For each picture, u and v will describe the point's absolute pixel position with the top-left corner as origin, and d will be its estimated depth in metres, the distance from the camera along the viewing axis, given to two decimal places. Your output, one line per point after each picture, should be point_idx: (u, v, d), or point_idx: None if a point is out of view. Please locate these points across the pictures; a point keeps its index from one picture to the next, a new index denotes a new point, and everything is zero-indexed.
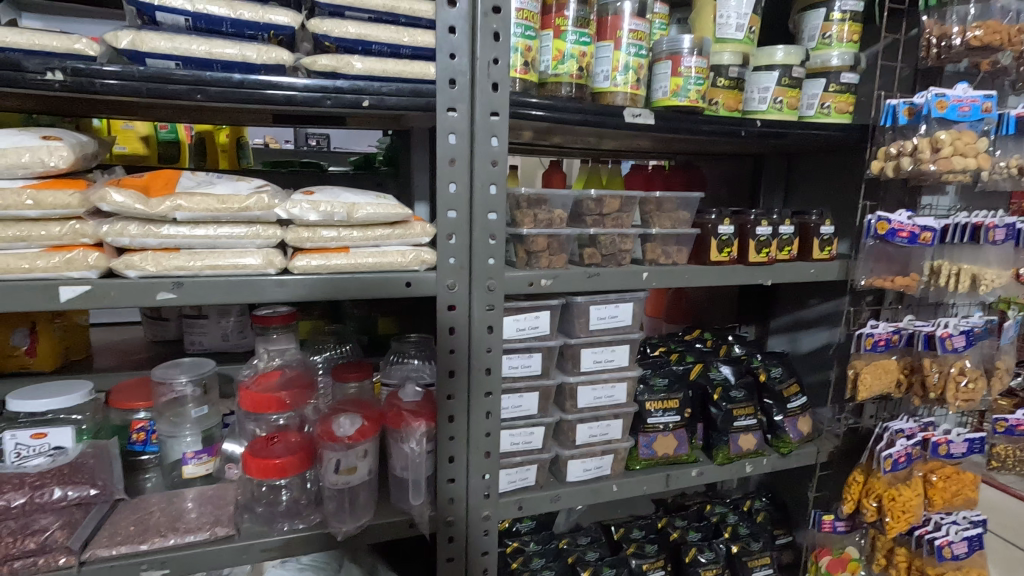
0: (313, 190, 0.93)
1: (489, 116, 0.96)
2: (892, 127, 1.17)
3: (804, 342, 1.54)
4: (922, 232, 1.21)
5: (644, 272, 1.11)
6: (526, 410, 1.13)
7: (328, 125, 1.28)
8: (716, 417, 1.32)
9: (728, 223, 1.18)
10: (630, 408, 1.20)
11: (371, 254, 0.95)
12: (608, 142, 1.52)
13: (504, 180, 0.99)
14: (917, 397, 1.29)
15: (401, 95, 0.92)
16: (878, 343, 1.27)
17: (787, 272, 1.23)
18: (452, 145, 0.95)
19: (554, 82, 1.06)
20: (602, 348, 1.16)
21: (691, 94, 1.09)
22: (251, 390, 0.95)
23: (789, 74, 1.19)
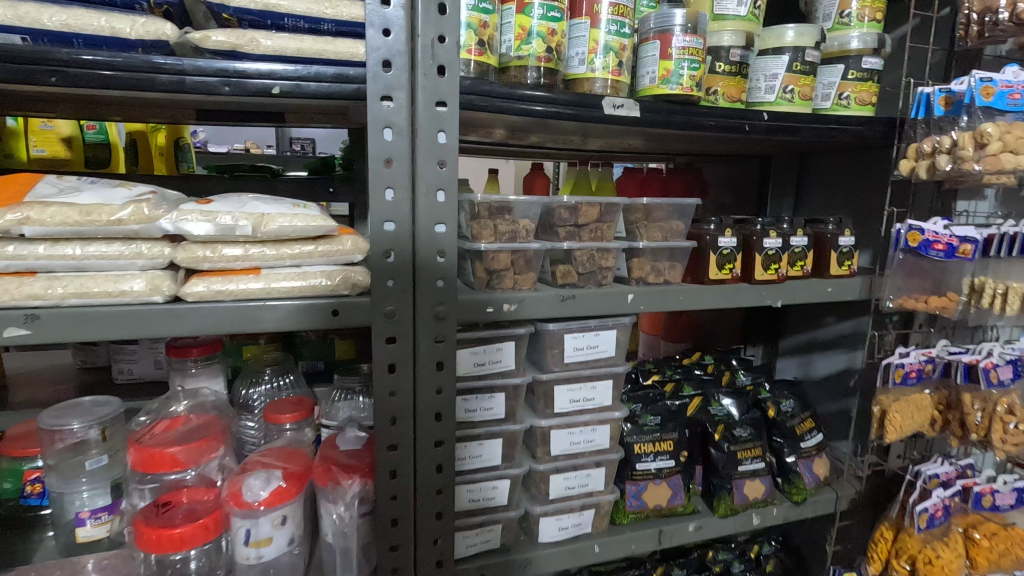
0: (210, 199, 0.75)
1: (435, 107, 0.79)
2: (926, 120, 1.00)
3: (818, 367, 1.36)
4: (962, 243, 1.01)
5: (629, 294, 0.93)
6: (487, 461, 0.94)
7: (266, 123, 1.11)
8: (718, 460, 1.13)
9: (730, 235, 1.00)
10: (615, 455, 1.02)
11: (286, 277, 0.77)
12: (595, 141, 1.34)
13: (454, 185, 0.82)
14: (954, 437, 1.10)
15: (319, 79, 0.74)
16: (909, 375, 1.09)
17: (801, 291, 1.04)
18: (387, 141, 0.77)
19: (517, 66, 0.87)
20: (579, 385, 0.97)
21: (684, 80, 0.91)
22: (143, 446, 0.77)
23: (801, 58, 1.00)
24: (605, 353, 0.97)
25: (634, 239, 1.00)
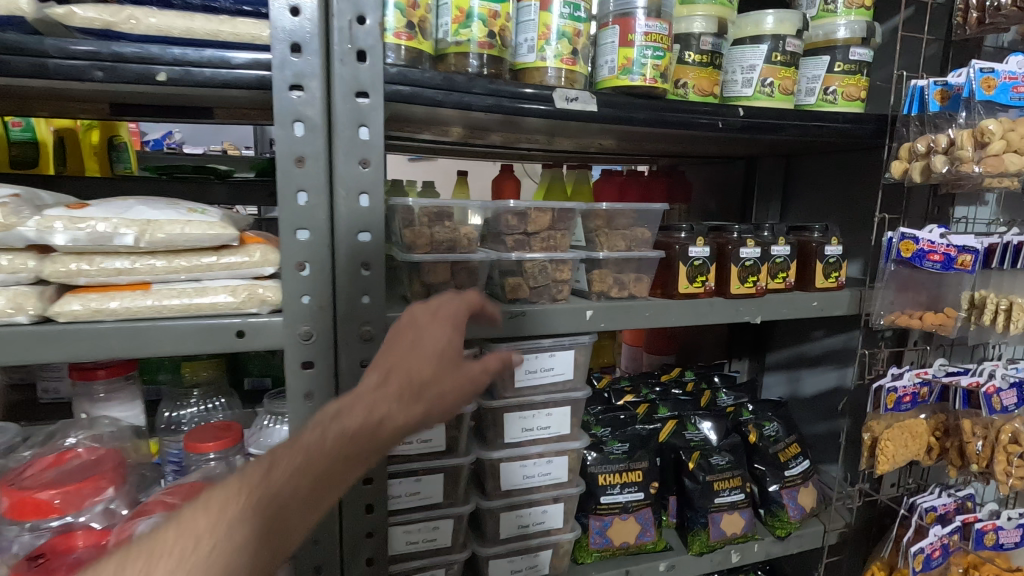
0: (87, 203, 0.64)
1: (355, 98, 0.69)
2: (919, 116, 0.90)
3: (807, 385, 1.26)
4: (960, 253, 0.91)
5: (588, 310, 0.82)
6: (427, 498, 0.84)
7: (194, 119, 1.01)
8: (692, 492, 1.03)
9: (702, 244, 0.90)
10: (575, 489, 0.91)
11: (179, 294, 0.66)
12: (564, 141, 1.24)
13: (380, 187, 0.71)
14: (953, 467, 1.00)
15: (213, 64, 0.64)
16: (903, 399, 0.98)
17: (782, 306, 0.94)
18: (298, 138, 0.67)
19: (456, 53, 0.77)
20: (533, 412, 0.87)
21: (647, 70, 0.81)
22: (14, 489, 0.67)
23: (782, 47, 0.90)
24: (559, 376, 0.86)
25: (594, 248, 0.90)
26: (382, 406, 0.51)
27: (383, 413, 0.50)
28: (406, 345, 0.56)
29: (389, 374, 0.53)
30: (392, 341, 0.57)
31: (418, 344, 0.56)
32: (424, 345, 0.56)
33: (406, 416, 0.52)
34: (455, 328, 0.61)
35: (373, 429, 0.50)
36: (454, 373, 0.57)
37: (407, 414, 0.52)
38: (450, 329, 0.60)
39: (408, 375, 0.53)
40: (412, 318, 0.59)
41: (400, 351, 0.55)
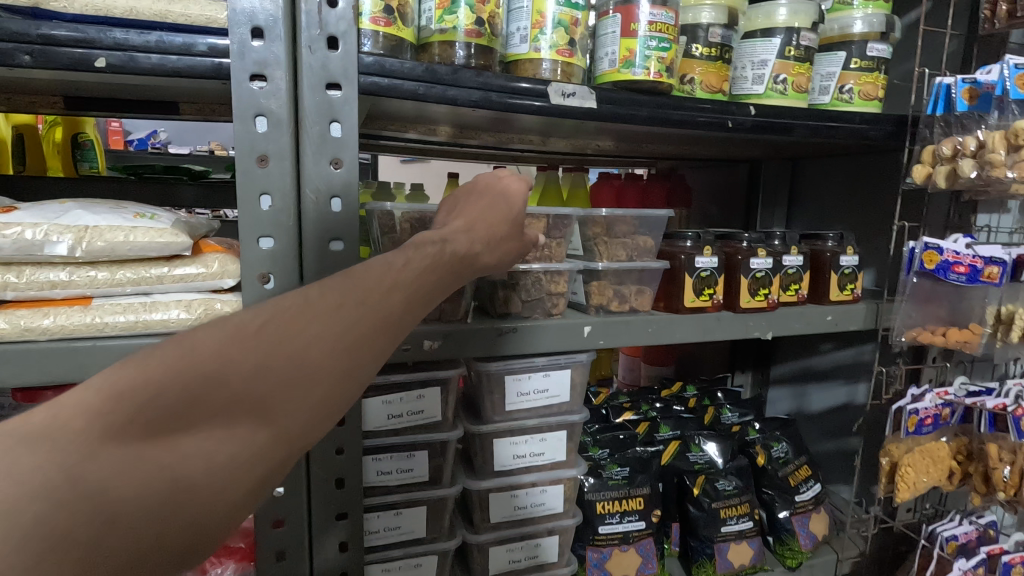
0: (16, 207, 0.56)
1: (325, 89, 0.61)
2: (944, 117, 0.83)
3: (815, 401, 1.19)
4: (987, 265, 0.84)
5: (586, 326, 0.75)
6: (408, 534, 0.76)
7: (158, 115, 0.93)
8: (697, 520, 0.96)
9: (709, 254, 0.83)
10: (571, 521, 0.84)
11: (124, 309, 0.58)
12: (559, 142, 1.17)
13: (354, 189, 0.64)
14: (977, 494, 0.92)
15: (160, 50, 0.56)
16: (925, 422, 0.91)
17: (794, 321, 0.87)
18: (261, 134, 0.60)
19: (441, 42, 0.70)
20: (525, 438, 0.79)
21: (651, 62, 0.73)
22: None
23: (795, 41, 0.83)
24: (553, 399, 0.79)
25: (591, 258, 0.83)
26: (473, 237, 0.52)
27: (475, 245, 0.51)
28: (482, 199, 0.57)
29: (473, 222, 0.54)
30: (462, 201, 0.58)
31: (494, 200, 0.58)
32: (504, 204, 0.58)
33: (489, 259, 0.54)
34: (526, 192, 0.62)
35: (469, 263, 0.50)
36: (518, 233, 0.58)
37: (492, 257, 0.54)
38: (523, 189, 0.61)
39: (491, 228, 0.54)
40: (473, 184, 0.60)
41: (476, 208, 0.56)
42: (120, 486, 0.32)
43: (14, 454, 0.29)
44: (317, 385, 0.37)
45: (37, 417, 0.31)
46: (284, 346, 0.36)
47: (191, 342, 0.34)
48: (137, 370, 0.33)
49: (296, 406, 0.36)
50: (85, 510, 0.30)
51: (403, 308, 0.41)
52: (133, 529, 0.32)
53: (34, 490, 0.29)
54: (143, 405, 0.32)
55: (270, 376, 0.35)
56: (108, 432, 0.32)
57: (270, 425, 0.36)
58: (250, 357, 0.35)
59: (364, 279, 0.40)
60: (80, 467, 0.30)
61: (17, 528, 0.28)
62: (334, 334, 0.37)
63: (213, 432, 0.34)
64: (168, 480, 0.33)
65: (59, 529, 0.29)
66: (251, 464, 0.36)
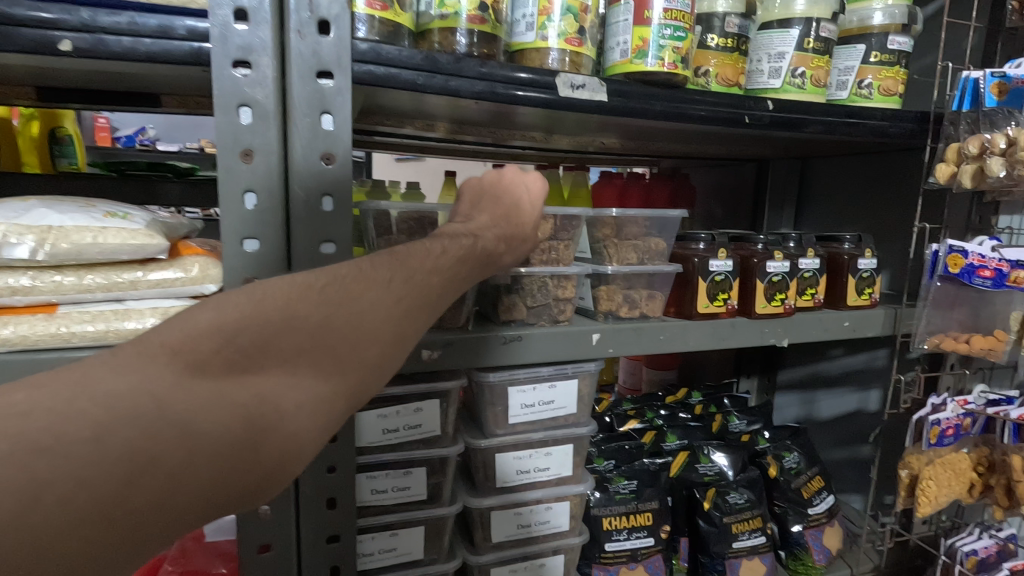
0: None
1: (316, 78, 0.56)
2: (971, 113, 0.79)
3: (824, 408, 1.16)
4: (1014, 269, 0.78)
5: (595, 334, 0.70)
6: (405, 555, 0.71)
7: (139, 107, 0.87)
8: (707, 535, 0.91)
9: (724, 257, 0.79)
10: (577, 538, 0.79)
11: (94, 317, 0.53)
12: (561, 138, 1.13)
13: (347, 187, 0.59)
14: (999, 508, 0.88)
15: (132, 32, 0.51)
16: (946, 433, 0.87)
17: (811, 327, 0.83)
18: (245, 126, 0.55)
19: (441, 28, 0.65)
20: (530, 452, 0.74)
21: (665, 52, 0.69)
22: None
23: (814, 32, 0.79)
24: (558, 411, 0.74)
25: (598, 260, 0.78)
26: (493, 230, 0.55)
27: (497, 240, 0.55)
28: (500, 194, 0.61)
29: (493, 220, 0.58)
30: (482, 193, 0.61)
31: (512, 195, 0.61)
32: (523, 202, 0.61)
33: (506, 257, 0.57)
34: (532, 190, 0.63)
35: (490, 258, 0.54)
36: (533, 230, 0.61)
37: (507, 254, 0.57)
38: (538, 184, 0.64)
39: (511, 225, 0.58)
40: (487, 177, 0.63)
41: (499, 205, 0.59)
42: (204, 413, 0.33)
43: (117, 378, 0.31)
44: (375, 340, 0.39)
45: (132, 350, 0.33)
46: (347, 302, 0.38)
47: (265, 291, 0.36)
48: (217, 310, 0.35)
49: (356, 356, 0.38)
50: (175, 431, 0.31)
51: (441, 288, 0.45)
52: (214, 457, 0.33)
53: (133, 407, 0.31)
54: (228, 341, 0.34)
55: (335, 327, 0.37)
56: (198, 363, 0.33)
57: (335, 372, 0.38)
58: (319, 306, 0.37)
59: (409, 257, 0.44)
60: (171, 393, 0.32)
61: (120, 440, 0.30)
62: (388, 299, 0.40)
63: (287, 374, 0.36)
64: (245, 412, 0.34)
65: (154, 448, 0.31)
66: (318, 409, 0.37)
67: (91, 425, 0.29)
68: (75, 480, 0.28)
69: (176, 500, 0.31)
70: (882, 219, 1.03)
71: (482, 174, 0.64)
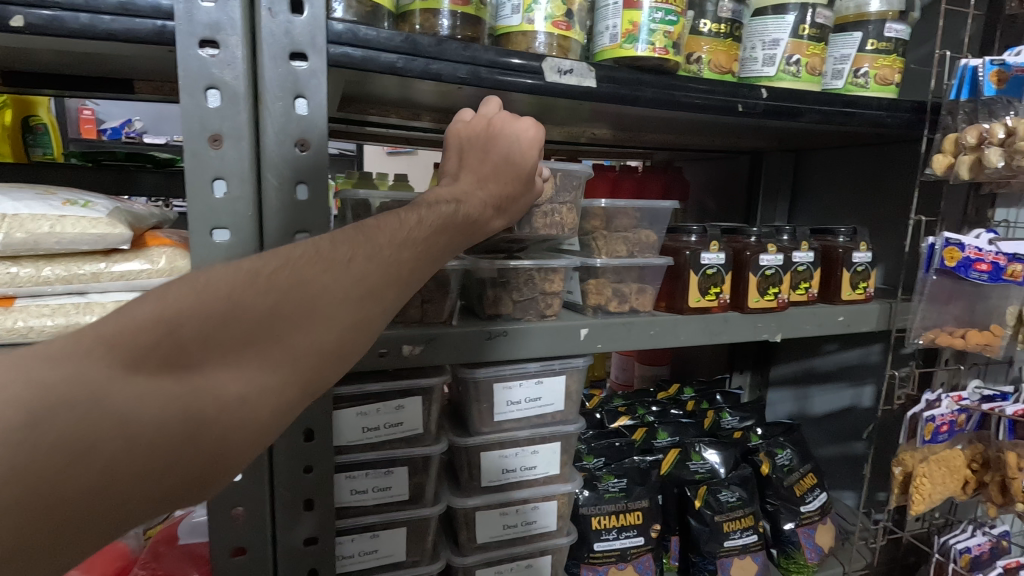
0: None
1: (288, 60, 0.53)
2: (969, 103, 0.77)
3: (817, 404, 1.14)
4: (1010, 262, 0.77)
5: (583, 329, 0.68)
6: (387, 557, 0.69)
7: (112, 93, 0.84)
8: (698, 534, 0.90)
9: (716, 249, 0.77)
10: (565, 538, 0.77)
11: (53, 311, 0.50)
12: (551, 129, 1.11)
13: (323, 175, 0.56)
14: (993, 505, 0.87)
15: (91, 9, 0.48)
16: (941, 430, 0.86)
17: (804, 322, 0.81)
18: (212, 110, 0.52)
19: (423, 10, 0.62)
20: (516, 451, 0.72)
21: (656, 37, 0.66)
22: None
23: (809, 18, 0.77)
24: (546, 408, 0.72)
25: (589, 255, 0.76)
26: (479, 196, 0.53)
27: (484, 206, 0.52)
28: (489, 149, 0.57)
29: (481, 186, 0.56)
30: (466, 144, 0.58)
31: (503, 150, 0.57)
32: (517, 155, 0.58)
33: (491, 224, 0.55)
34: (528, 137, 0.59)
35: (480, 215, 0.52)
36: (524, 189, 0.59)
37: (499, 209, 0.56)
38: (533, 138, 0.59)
39: (497, 184, 0.55)
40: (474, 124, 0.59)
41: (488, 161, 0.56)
42: (142, 406, 0.30)
43: (50, 366, 0.29)
44: (330, 325, 0.37)
45: (66, 339, 0.30)
46: (299, 289, 0.36)
47: (208, 280, 0.34)
48: (157, 300, 0.32)
49: (308, 345, 0.36)
50: (113, 423, 0.30)
51: (413, 263, 0.42)
52: (156, 450, 0.31)
53: (64, 398, 0.29)
54: (167, 333, 0.32)
55: (286, 315, 0.35)
56: (136, 356, 0.31)
57: (285, 361, 0.35)
58: (266, 297, 0.35)
59: (376, 232, 0.40)
60: (107, 384, 0.30)
61: (52, 431, 0.28)
62: (347, 281, 0.37)
63: (231, 365, 0.34)
64: (185, 404, 0.32)
65: (91, 437, 0.29)
66: (266, 401, 0.35)
67: (20, 413, 0.27)
68: (5, 471, 0.27)
69: (112, 498, 0.30)
70: (877, 211, 1.01)
71: (468, 121, 0.60)
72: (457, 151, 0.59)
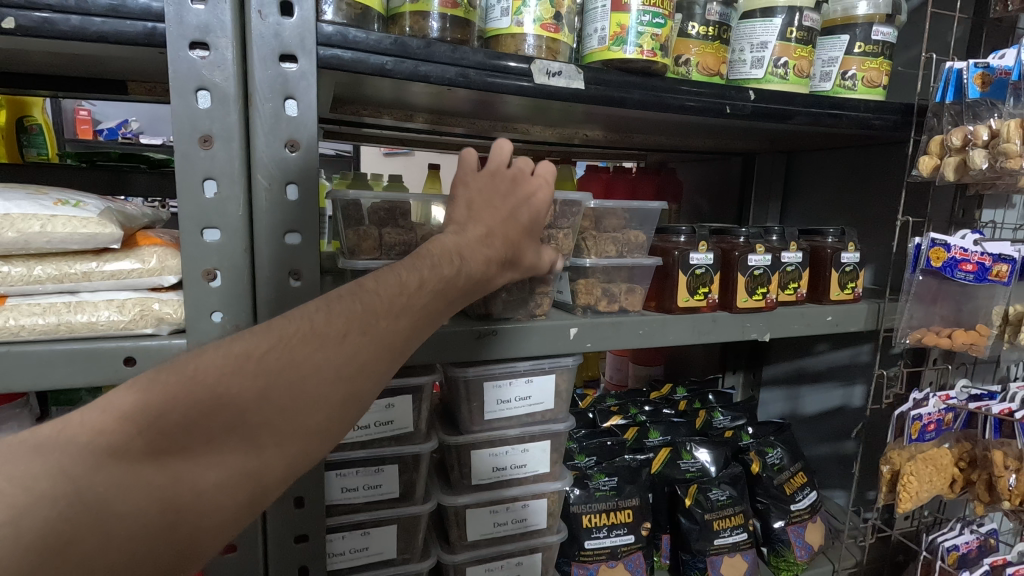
0: None
1: (278, 62, 0.54)
2: (954, 105, 0.78)
3: (808, 404, 1.15)
4: (995, 262, 0.79)
5: (572, 329, 0.69)
6: (378, 555, 0.70)
7: (105, 94, 0.85)
8: (688, 533, 0.90)
9: (705, 249, 0.78)
10: (555, 536, 0.78)
11: (44, 310, 0.51)
12: (543, 130, 1.11)
13: (313, 176, 0.57)
14: (980, 503, 0.88)
15: (81, 11, 0.49)
16: (928, 428, 0.86)
17: (793, 322, 0.82)
18: (203, 111, 0.53)
19: (413, 12, 0.63)
20: (506, 449, 0.73)
21: (644, 39, 0.67)
22: None
23: (797, 21, 0.78)
24: (536, 406, 0.73)
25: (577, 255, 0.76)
26: (482, 253, 0.53)
27: (487, 262, 0.53)
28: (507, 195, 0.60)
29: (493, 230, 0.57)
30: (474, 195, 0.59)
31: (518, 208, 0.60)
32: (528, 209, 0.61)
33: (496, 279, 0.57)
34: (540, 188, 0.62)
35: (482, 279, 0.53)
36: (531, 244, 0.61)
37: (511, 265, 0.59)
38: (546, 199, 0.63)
39: (505, 241, 0.56)
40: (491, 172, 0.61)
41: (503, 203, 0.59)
42: (122, 496, 0.33)
43: (35, 458, 0.31)
44: (317, 407, 0.39)
45: (51, 429, 0.33)
46: (289, 372, 0.38)
47: (197, 367, 0.36)
48: (143, 391, 0.35)
49: (293, 426, 0.38)
50: (94, 513, 0.32)
51: (408, 332, 0.44)
52: (136, 537, 0.33)
53: (49, 490, 0.31)
54: (155, 420, 0.34)
55: (273, 398, 0.37)
56: (120, 446, 0.33)
57: (270, 445, 0.38)
58: (255, 381, 0.37)
59: (374, 302, 0.42)
60: (89, 476, 0.32)
61: (35, 524, 0.30)
62: (338, 361, 0.39)
63: (215, 453, 0.36)
64: (166, 493, 0.34)
65: (71, 529, 0.31)
66: (249, 483, 0.38)
67: (7, 508, 0.29)
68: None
69: None
70: (866, 212, 1.02)
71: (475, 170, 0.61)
72: (469, 194, 0.59)
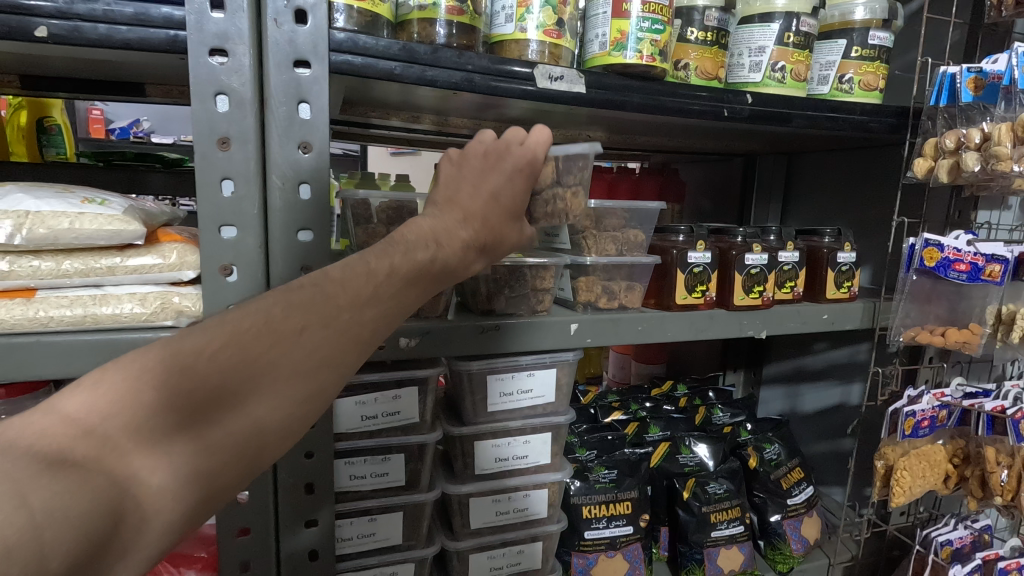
0: None
1: (292, 68, 0.57)
2: (947, 108, 0.80)
3: (807, 401, 1.17)
4: (988, 262, 0.82)
5: (573, 324, 0.71)
6: (384, 540, 0.73)
7: (124, 97, 0.88)
8: (686, 525, 0.92)
9: (702, 249, 0.80)
10: (555, 526, 0.80)
11: (71, 302, 0.54)
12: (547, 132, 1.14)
13: (324, 176, 0.59)
14: (973, 499, 0.90)
15: (108, 20, 0.52)
16: (921, 425, 0.88)
17: (789, 319, 0.84)
18: (221, 114, 0.55)
19: (420, 19, 0.65)
20: (508, 440, 0.75)
21: (643, 45, 0.69)
22: None
23: (795, 27, 0.80)
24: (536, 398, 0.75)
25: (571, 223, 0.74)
26: (460, 237, 0.53)
27: (463, 248, 0.53)
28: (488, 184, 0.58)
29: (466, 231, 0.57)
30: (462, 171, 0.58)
31: (501, 198, 0.57)
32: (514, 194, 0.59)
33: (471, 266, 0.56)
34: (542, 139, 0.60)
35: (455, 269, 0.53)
36: (516, 232, 0.60)
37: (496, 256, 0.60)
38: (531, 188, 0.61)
39: (485, 224, 0.56)
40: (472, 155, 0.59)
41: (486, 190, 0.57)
42: (70, 504, 0.28)
43: None
44: (277, 402, 0.38)
45: None
46: (246, 366, 0.37)
47: (149, 364, 0.34)
48: (90, 390, 0.32)
49: (251, 423, 0.37)
50: (36, 527, 0.26)
51: (375, 322, 0.43)
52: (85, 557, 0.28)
53: None
54: (101, 421, 0.31)
55: (229, 395, 0.36)
56: (63, 450, 0.30)
57: (228, 444, 0.36)
58: (209, 379, 0.35)
59: (336, 293, 0.42)
60: (31, 481, 0.27)
61: None
62: (300, 355, 0.39)
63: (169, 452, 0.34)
64: (115, 503, 0.30)
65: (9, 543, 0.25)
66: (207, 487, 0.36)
67: None
68: None
69: None
70: (865, 213, 1.04)
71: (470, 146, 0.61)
72: (451, 178, 0.58)
